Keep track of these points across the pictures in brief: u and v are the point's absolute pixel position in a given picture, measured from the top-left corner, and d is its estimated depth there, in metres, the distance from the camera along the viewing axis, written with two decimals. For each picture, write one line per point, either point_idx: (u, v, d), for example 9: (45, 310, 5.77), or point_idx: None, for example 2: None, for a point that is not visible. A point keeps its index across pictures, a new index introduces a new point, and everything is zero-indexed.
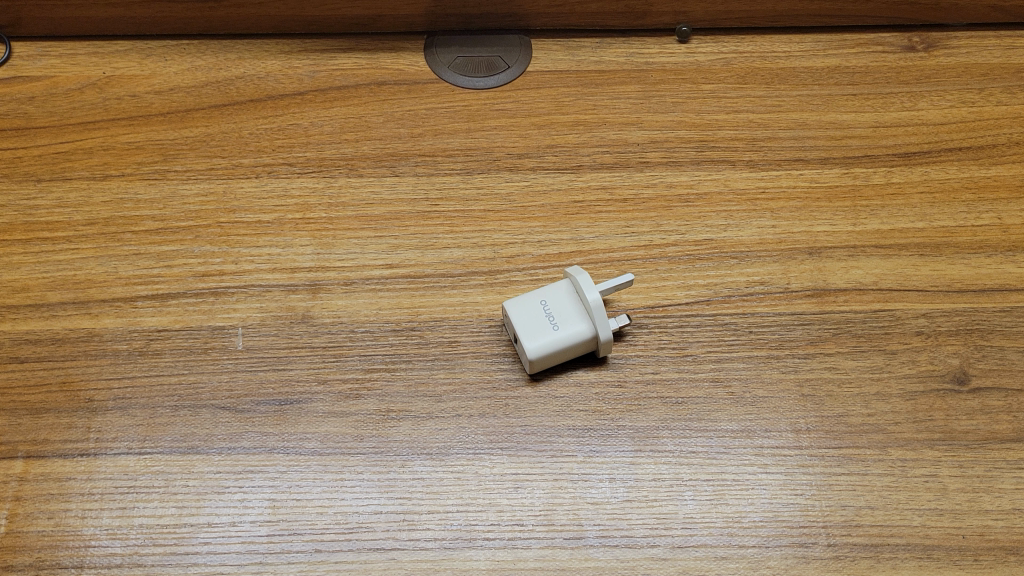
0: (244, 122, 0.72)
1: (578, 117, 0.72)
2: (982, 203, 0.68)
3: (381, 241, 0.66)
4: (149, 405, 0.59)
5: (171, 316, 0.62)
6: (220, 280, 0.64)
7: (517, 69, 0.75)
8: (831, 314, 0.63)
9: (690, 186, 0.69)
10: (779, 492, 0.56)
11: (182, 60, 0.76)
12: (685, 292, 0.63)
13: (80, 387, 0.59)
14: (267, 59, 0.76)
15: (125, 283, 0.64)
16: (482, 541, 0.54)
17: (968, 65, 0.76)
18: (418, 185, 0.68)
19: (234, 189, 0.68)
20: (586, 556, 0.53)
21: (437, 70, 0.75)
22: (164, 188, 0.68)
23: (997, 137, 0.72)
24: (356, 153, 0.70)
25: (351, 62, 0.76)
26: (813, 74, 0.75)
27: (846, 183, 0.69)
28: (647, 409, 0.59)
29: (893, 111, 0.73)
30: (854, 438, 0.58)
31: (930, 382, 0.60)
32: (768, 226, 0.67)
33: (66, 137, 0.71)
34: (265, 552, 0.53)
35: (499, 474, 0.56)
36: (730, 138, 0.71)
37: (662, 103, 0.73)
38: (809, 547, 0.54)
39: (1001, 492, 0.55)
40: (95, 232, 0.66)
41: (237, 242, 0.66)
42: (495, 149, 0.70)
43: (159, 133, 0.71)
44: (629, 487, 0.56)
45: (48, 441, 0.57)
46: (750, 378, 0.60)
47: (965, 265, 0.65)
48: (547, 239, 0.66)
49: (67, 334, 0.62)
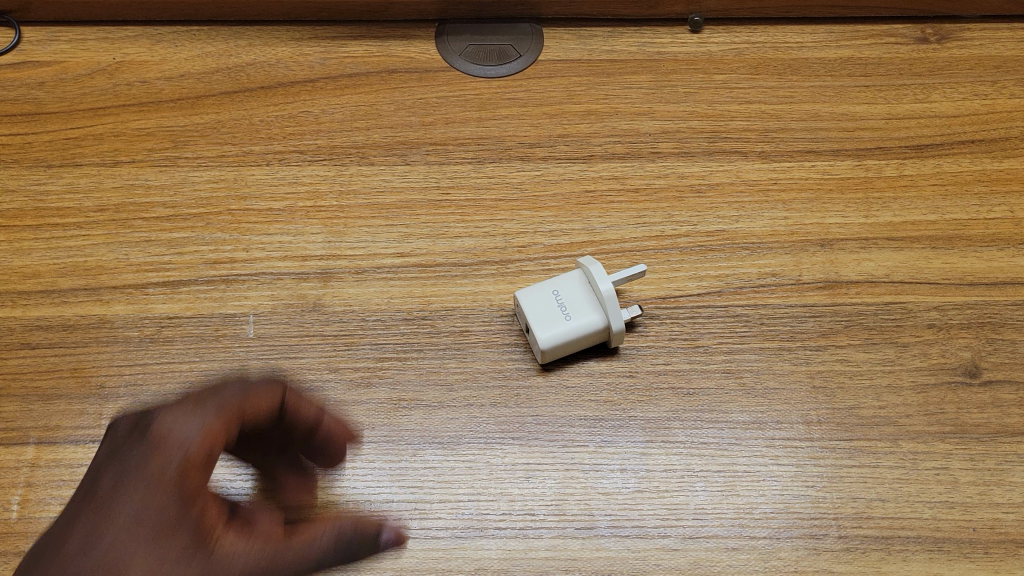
0: (255, 109, 0.72)
1: (590, 106, 0.72)
2: (995, 196, 0.68)
3: (393, 229, 0.66)
4: (160, 392, 0.59)
5: (182, 303, 0.62)
6: (231, 268, 0.64)
7: (528, 58, 0.75)
8: (843, 306, 0.62)
9: (702, 177, 0.68)
10: (790, 484, 0.56)
11: (193, 46, 0.75)
12: (697, 283, 0.63)
13: (91, 373, 0.59)
14: (277, 46, 0.75)
15: (136, 270, 0.64)
16: (493, 530, 0.54)
17: (981, 58, 0.76)
18: (429, 173, 0.68)
19: (245, 176, 0.68)
20: (598, 545, 0.54)
21: (448, 58, 0.75)
22: (175, 174, 0.68)
23: (1010, 131, 0.71)
24: (367, 141, 0.70)
25: (361, 49, 0.75)
26: (826, 65, 0.75)
27: (859, 175, 0.69)
28: (658, 400, 0.59)
29: (906, 103, 0.73)
30: (865, 430, 0.58)
31: (941, 375, 0.60)
32: (781, 217, 0.66)
33: (77, 123, 0.71)
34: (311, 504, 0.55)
35: (511, 464, 0.56)
36: (742, 129, 0.71)
37: (674, 93, 0.73)
38: (820, 538, 0.54)
39: (1012, 486, 0.56)
40: (105, 219, 0.66)
41: (248, 229, 0.65)
42: (506, 138, 0.70)
43: (168, 120, 0.71)
44: (641, 477, 0.56)
45: (59, 428, 0.57)
46: (762, 369, 0.60)
47: (977, 258, 0.65)
48: (558, 228, 0.66)
49: (78, 320, 0.62)
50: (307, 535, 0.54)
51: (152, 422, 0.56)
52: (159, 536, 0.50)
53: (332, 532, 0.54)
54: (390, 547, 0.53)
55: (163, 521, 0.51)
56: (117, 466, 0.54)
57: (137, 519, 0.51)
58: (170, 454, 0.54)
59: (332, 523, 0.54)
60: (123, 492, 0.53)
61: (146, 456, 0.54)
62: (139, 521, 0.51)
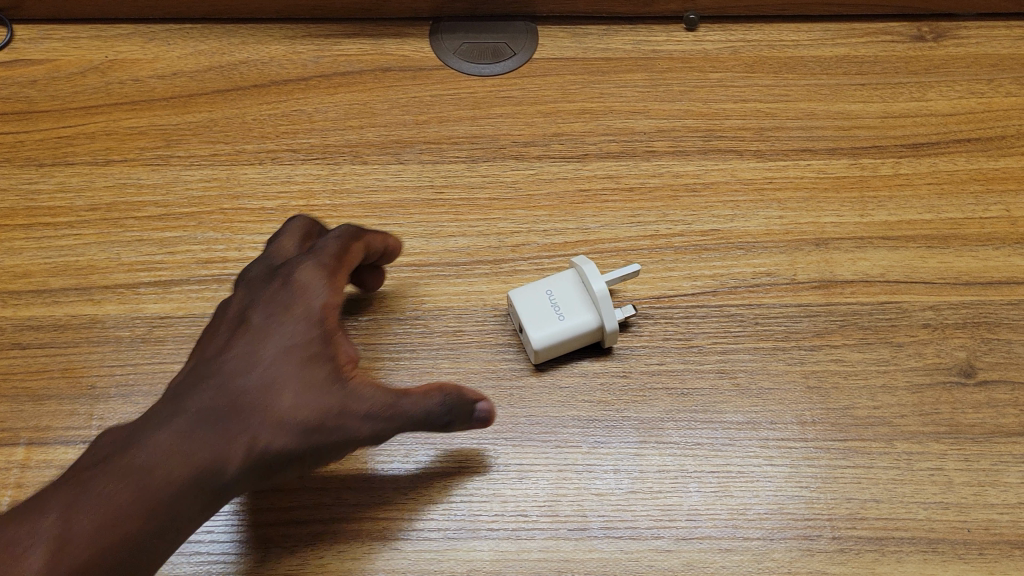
0: (248, 107, 0.71)
1: (584, 105, 0.72)
2: (991, 195, 0.67)
3: (386, 228, 0.65)
4: (152, 392, 0.58)
5: (174, 303, 0.62)
6: (223, 267, 0.63)
7: (523, 56, 0.74)
8: (838, 305, 0.62)
9: (697, 176, 0.68)
10: (783, 485, 0.56)
11: (185, 44, 0.75)
12: (692, 283, 0.63)
13: (82, 374, 0.59)
14: (271, 44, 0.75)
15: (128, 269, 0.63)
16: (486, 531, 0.54)
17: (977, 56, 0.75)
18: (423, 172, 0.68)
19: (238, 175, 0.68)
20: (590, 546, 0.53)
21: (442, 57, 0.74)
22: (167, 173, 0.68)
23: (1006, 129, 0.71)
24: (360, 140, 0.70)
25: (355, 47, 0.75)
26: (821, 64, 0.75)
27: (854, 174, 0.68)
28: (652, 400, 0.58)
29: (902, 101, 0.73)
30: (860, 430, 0.57)
31: (936, 375, 0.59)
32: (776, 217, 0.66)
33: (69, 122, 0.70)
34: (301, 504, 0.54)
35: (503, 464, 0.56)
36: (737, 127, 0.71)
37: (669, 92, 0.73)
38: (814, 539, 0.54)
39: (1007, 486, 0.55)
40: (97, 218, 0.66)
41: (240, 228, 0.65)
42: (500, 137, 0.70)
43: (161, 119, 0.71)
44: (634, 478, 0.56)
45: (49, 428, 0.57)
46: (756, 369, 0.60)
47: (973, 257, 0.64)
48: (552, 228, 0.65)
49: (69, 320, 0.61)
50: (418, 393, 0.50)
51: (291, 266, 0.53)
52: (304, 370, 0.48)
53: (438, 390, 0.50)
54: (482, 420, 0.52)
55: (307, 356, 0.49)
56: (260, 306, 0.51)
57: (286, 348, 0.49)
58: (314, 296, 0.51)
59: (435, 388, 0.50)
60: (276, 322, 0.50)
61: (288, 299, 0.51)
62: (289, 348, 0.49)
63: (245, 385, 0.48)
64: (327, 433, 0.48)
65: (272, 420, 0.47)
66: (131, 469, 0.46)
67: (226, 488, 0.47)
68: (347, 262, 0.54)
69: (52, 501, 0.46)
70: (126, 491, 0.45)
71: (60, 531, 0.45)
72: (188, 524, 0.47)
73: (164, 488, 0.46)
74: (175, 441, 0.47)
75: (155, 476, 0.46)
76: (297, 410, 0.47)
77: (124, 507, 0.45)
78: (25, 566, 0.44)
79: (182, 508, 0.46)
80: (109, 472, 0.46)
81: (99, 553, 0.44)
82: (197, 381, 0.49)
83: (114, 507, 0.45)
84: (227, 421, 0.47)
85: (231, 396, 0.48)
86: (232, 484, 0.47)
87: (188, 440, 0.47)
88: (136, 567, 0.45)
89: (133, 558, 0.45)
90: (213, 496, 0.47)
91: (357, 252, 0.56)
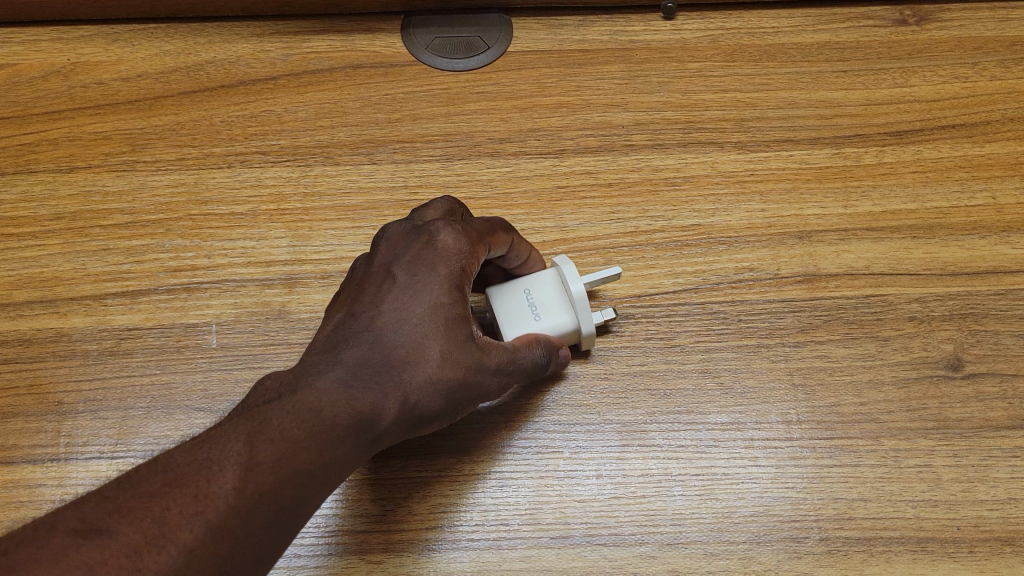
0: (215, 109, 0.69)
1: (561, 99, 0.70)
2: (976, 182, 0.66)
3: (359, 231, 0.63)
4: (121, 407, 0.57)
5: (142, 314, 0.60)
6: (192, 276, 0.62)
7: (497, 50, 0.72)
8: (823, 300, 0.61)
9: (677, 169, 0.67)
10: (769, 486, 0.54)
11: (150, 44, 0.73)
12: (673, 280, 0.62)
13: (49, 389, 0.58)
14: (238, 43, 0.73)
15: (94, 280, 0.62)
16: (466, 542, 0.53)
17: (961, 39, 0.74)
18: (396, 172, 0.66)
19: (206, 179, 0.66)
20: (574, 555, 0.52)
21: (414, 52, 0.73)
22: (133, 179, 0.66)
23: (992, 114, 0.70)
24: (332, 140, 0.68)
25: (325, 44, 0.73)
26: (802, 51, 0.73)
27: (837, 164, 0.67)
28: (634, 402, 0.57)
29: (885, 88, 0.71)
30: (846, 428, 0.56)
31: (923, 369, 0.58)
32: (757, 210, 0.65)
33: (31, 129, 0.68)
34: None
35: (483, 473, 0.55)
36: (717, 119, 0.69)
37: (647, 83, 0.71)
38: (801, 541, 0.53)
39: (996, 482, 0.54)
40: (62, 227, 0.64)
41: (209, 235, 0.63)
42: (475, 133, 0.68)
43: (126, 123, 0.69)
44: (617, 483, 0.55)
45: (16, 447, 0.56)
46: (740, 368, 0.58)
47: (959, 247, 0.63)
48: (530, 227, 0.64)
49: (35, 334, 0.60)
50: (527, 345, 0.52)
51: (434, 225, 0.52)
52: (453, 326, 0.48)
53: (540, 341, 0.53)
54: (564, 363, 0.56)
55: (455, 314, 0.49)
56: (404, 262, 0.51)
57: (436, 305, 0.49)
58: (456, 257, 0.51)
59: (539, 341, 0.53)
60: (421, 281, 0.49)
61: (430, 259, 0.50)
62: (438, 305, 0.49)
63: (398, 341, 0.48)
64: (467, 389, 0.49)
65: (426, 373, 0.48)
66: (303, 407, 0.44)
67: (379, 435, 0.47)
68: (491, 244, 0.54)
69: (226, 433, 0.43)
70: (301, 427, 0.43)
71: (244, 460, 0.42)
72: (346, 469, 0.45)
73: (336, 428, 0.44)
74: (336, 389, 0.46)
75: (328, 414, 0.44)
76: (449, 366, 0.48)
77: (302, 442, 0.43)
78: (216, 491, 0.40)
79: (348, 449, 0.45)
80: (281, 409, 0.44)
81: (281, 484, 0.42)
82: (349, 333, 0.48)
83: (292, 444, 0.43)
84: (386, 372, 0.47)
85: (388, 348, 0.47)
86: (384, 433, 0.47)
87: (348, 389, 0.46)
88: (305, 505, 0.43)
89: (308, 493, 0.43)
90: (368, 444, 0.46)
91: (504, 242, 0.55)
